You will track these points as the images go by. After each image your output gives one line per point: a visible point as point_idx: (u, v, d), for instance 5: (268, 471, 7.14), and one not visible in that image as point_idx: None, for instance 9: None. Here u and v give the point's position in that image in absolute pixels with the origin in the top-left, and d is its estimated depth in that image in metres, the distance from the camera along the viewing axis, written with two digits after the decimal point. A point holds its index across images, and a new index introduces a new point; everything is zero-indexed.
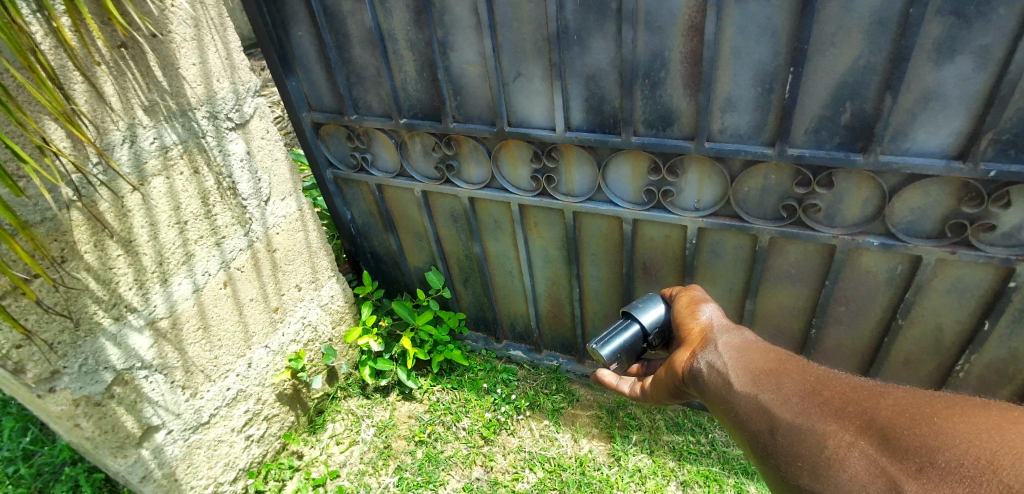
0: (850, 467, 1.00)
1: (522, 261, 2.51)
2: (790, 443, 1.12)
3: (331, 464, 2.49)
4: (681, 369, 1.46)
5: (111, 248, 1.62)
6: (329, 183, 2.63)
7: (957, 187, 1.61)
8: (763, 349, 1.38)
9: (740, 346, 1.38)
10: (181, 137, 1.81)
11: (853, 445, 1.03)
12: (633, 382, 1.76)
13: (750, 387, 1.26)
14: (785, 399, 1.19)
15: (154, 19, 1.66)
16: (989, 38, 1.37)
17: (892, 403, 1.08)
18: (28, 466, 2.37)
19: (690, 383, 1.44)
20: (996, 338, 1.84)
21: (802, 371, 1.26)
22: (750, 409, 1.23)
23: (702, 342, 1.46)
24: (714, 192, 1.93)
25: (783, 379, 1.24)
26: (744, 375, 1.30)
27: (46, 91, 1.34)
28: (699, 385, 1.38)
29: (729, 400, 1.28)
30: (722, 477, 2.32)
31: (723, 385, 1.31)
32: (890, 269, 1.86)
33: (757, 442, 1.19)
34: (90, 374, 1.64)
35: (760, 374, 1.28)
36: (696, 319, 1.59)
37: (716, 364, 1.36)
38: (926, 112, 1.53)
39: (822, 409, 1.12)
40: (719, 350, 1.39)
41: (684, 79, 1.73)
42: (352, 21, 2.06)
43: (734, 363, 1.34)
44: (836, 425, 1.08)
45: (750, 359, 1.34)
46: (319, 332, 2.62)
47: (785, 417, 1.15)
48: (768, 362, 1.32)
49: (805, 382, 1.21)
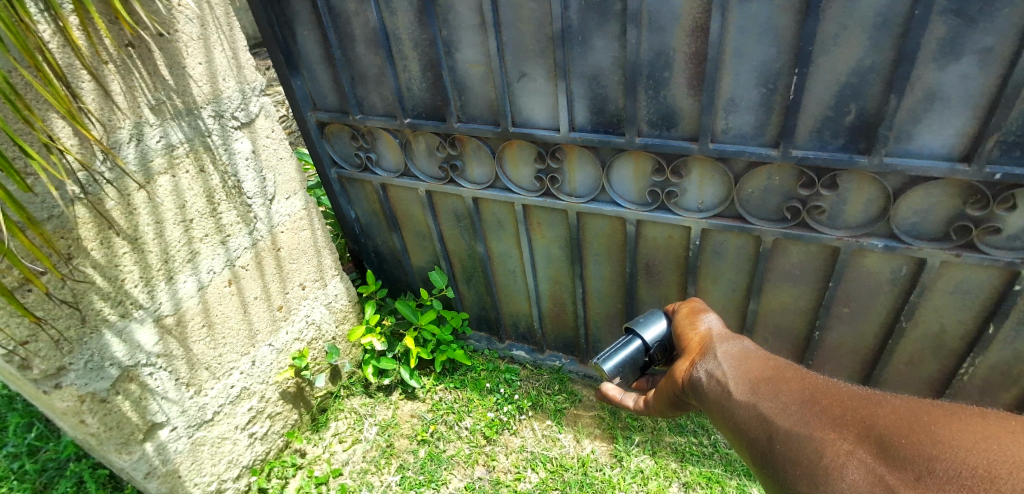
0: (848, 476, 1.00)
1: (525, 261, 2.51)
2: (789, 451, 1.12)
3: (334, 463, 2.50)
4: (681, 379, 1.48)
5: (118, 245, 1.64)
6: (333, 182, 2.64)
7: (961, 188, 1.60)
8: (762, 357, 1.39)
9: (738, 355, 1.40)
10: (187, 135, 1.82)
11: (851, 453, 1.03)
12: (637, 396, 1.76)
13: (749, 395, 1.27)
14: (783, 408, 1.19)
15: (161, 18, 1.67)
16: (993, 38, 1.37)
17: (891, 411, 1.07)
18: (33, 462, 2.39)
19: (690, 393, 1.45)
20: (1001, 341, 1.84)
21: (801, 379, 1.27)
22: (750, 417, 1.23)
23: (701, 351, 1.49)
24: (717, 192, 1.92)
25: (782, 388, 1.25)
26: (743, 384, 1.31)
27: (53, 88, 1.36)
28: (700, 395, 1.39)
29: (729, 409, 1.29)
30: (724, 478, 2.32)
31: (723, 394, 1.32)
32: (893, 271, 1.85)
33: (757, 451, 1.19)
34: (95, 371, 1.66)
35: (760, 383, 1.29)
36: (697, 328, 1.61)
37: (716, 372, 1.37)
38: (930, 113, 1.52)
39: (821, 417, 1.12)
40: (718, 358, 1.41)
41: (687, 79, 1.73)
42: (357, 20, 2.07)
43: (734, 372, 1.35)
44: (834, 433, 1.08)
45: (750, 367, 1.35)
46: (322, 331, 2.63)
47: (784, 425, 1.16)
48: (768, 371, 1.32)
49: (803, 391, 1.21)
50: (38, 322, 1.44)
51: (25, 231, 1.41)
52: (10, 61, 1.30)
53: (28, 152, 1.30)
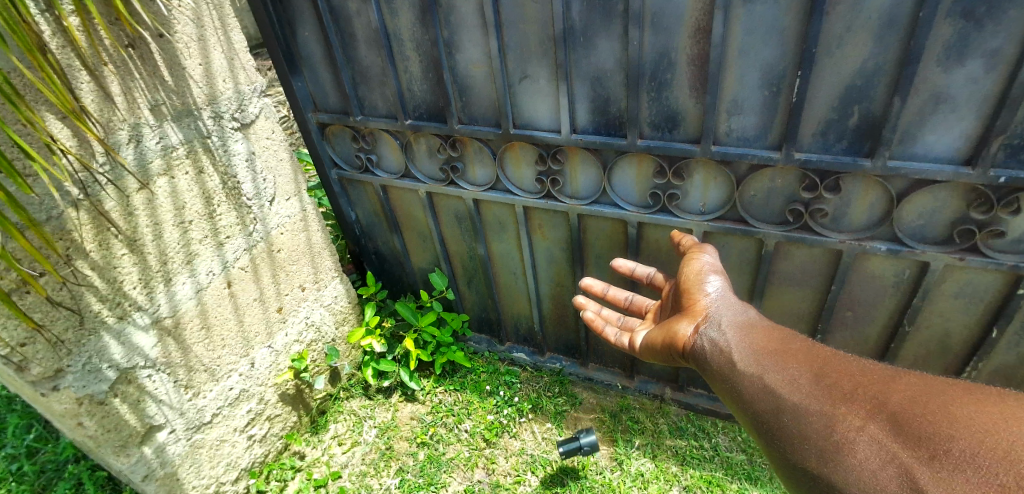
0: (859, 452, 1.03)
1: (526, 262, 2.50)
2: (796, 424, 1.15)
3: (332, 465, 2.48)
4: (683, 342, 1.54)
5: (116, 247, 1.63)
6: (333, 183, 2.63)
7: (965, 191, 1.59)
8: (768, 329, 1.44)
9: (743, 325, 1.45)
10: (185, 137, 1.81)
11: (863, 429, 1.06)
12: (619, 332, 1.99)
13: (754, 367, 1.31)
14: (791, 381, 1.23)
15: (161, 18, 1.66)
16: (1000, 40, 1.36)
17: (902, 388, 1.11)
18: (32, 463, 2.37)
19: (692, 359, 1.51)
20: (1005, 345, 1.83)
21: (808, 352, 1.30)
22: (755, 389, 1.28)
23: (704, 316, 1.53)
24: (720, 194, 1.91)
25: (790, 360, 1.28)
26: (749, 356, 1.35)
27: (57, 89, 1.35)
28: (704, 364, 1.44)
29: (735, 379, 1.33)
30: (725, 482, 2.30)
31: (728, 364, 1.37)
32: (896, 274, 1.84)
33: (762, 422, 1.23)
34: (93, 373, 1.64)
35: (766, 356, 1.33)
36: (700, 291, 1.60)
37: (723, 345, 1.42)
38: (935, 115, 1.51)
39: (831, 391, 1.16)
40: (722, 327, 1.47)
41: (690, 81, 1.72)
42: (358, 21, 2.06)
43: (741, 347, 1.39)
44: (844, 408, 1.11)
45: (755, 339, 1.40)
46: (322, 332, 2.62)
47: (793, 399, 1.19)
48: (775, 346, 1.36)
49: (812, 364, 1.25)
50: (36, 326, 1.43)
51: (22, 230, 1.40)
52: (13, 62, 1.30)
53: (29, 153, 1.30)
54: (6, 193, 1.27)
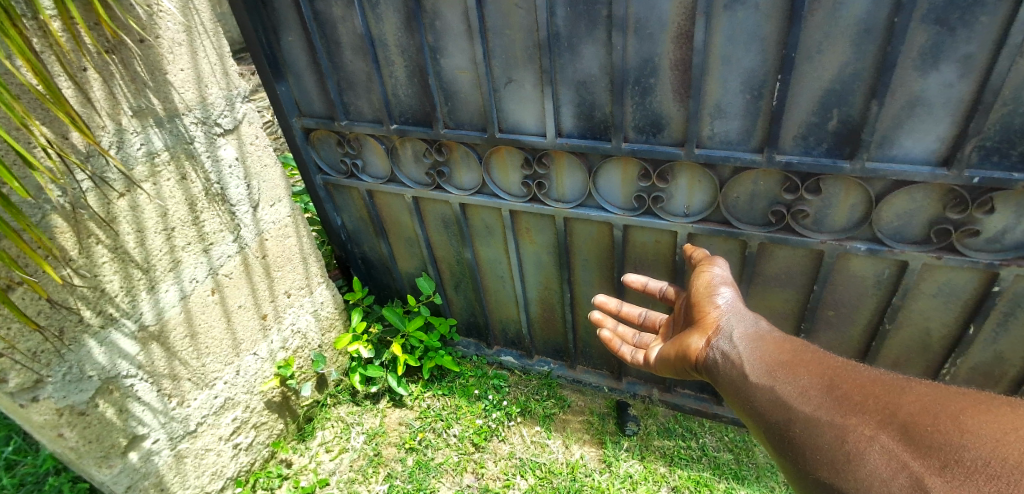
0: (871, 462, 1.05)
1: (513, 267, 2.51)
2: (809, 435, 1.17)
3: (320, 473, 2.45)
4: (696, 355, 1.57)
5: (99, 254, 1.60)
6: (318, 189, 2.61)
7: (943, 192, 1.63)
8: (779, 340, 1.46)
9: (754, 336, 1.48)
10: (168, 143, 1.79)
11: (874, 439, 1.07)
12: (633, 349, 2.02)
13: (765, 378, 1.34)
14: (801, 392, 1.25)
15: (143, 24, 1.65)
16: (972, 46, 1.40)
17: (915, 399, 1.12)
18: (10, 476, 2.32)
19: (704, 371, 1.54)
20: (982, 341, 1.88)
21: (819, 363, 1.32)
22: (767, 400, 1.30)
23: (714, 328, 1.57)
24: (704, 197, 1.93)
25: (801, 371, 1.30)
26: (760, 367, 1.37)
27: (52, 92, 1.35)
28: (716, 377, 1.47)
29: (746, 390, 1.36)
30: (713, 481, 2.32)
31: (739, 376, 1.40)
32: (877, 274, 1.88)
33: (776, 433, 1.25)
34: (75, 383, 1.61)
35: (775, 367, 1.35)
36: (712, 304, 1.64)
37: (733, 357, 1.45)
38: (911, 119, 1.55)
39: (843, 403, 1.17)
40: (732, 339, 1.50)
41: (674, 86, 1.74)
42: (343, 26, 2.05)
43: (751, 359, 1.41)
44: (855, 418, 1.13)
45: (766, 349, 1.42)
46: (308, 339, 2.60)
47: (804, 410, 1.21)
48: (784, 355, 1.38)
49: (823, 375, 1.27)
50: (34, 327, 1.43)
51: (19, 233, 1.40)
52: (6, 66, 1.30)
53: (27, 157, 1.29)
54: (3, 199, 1.26)
